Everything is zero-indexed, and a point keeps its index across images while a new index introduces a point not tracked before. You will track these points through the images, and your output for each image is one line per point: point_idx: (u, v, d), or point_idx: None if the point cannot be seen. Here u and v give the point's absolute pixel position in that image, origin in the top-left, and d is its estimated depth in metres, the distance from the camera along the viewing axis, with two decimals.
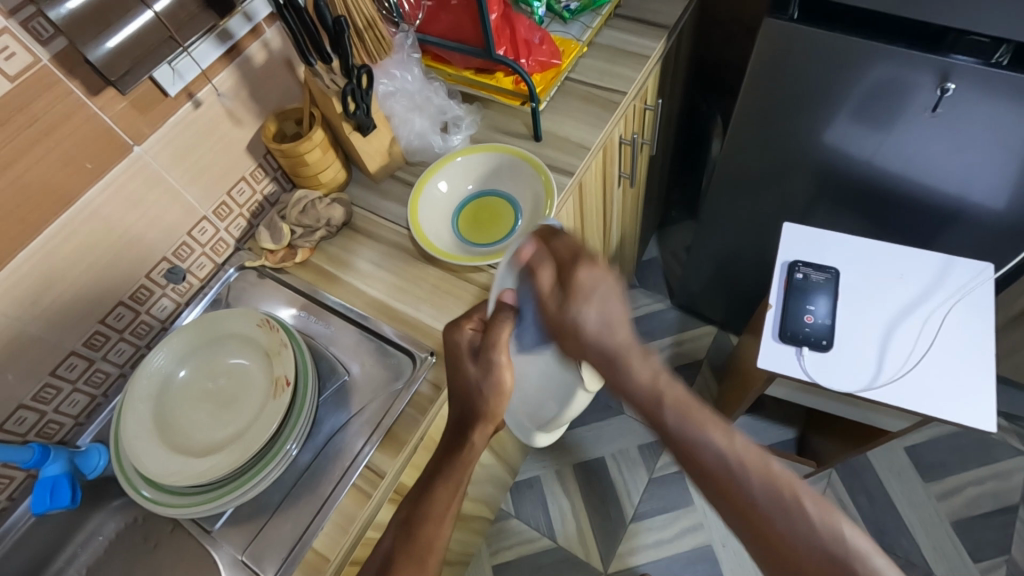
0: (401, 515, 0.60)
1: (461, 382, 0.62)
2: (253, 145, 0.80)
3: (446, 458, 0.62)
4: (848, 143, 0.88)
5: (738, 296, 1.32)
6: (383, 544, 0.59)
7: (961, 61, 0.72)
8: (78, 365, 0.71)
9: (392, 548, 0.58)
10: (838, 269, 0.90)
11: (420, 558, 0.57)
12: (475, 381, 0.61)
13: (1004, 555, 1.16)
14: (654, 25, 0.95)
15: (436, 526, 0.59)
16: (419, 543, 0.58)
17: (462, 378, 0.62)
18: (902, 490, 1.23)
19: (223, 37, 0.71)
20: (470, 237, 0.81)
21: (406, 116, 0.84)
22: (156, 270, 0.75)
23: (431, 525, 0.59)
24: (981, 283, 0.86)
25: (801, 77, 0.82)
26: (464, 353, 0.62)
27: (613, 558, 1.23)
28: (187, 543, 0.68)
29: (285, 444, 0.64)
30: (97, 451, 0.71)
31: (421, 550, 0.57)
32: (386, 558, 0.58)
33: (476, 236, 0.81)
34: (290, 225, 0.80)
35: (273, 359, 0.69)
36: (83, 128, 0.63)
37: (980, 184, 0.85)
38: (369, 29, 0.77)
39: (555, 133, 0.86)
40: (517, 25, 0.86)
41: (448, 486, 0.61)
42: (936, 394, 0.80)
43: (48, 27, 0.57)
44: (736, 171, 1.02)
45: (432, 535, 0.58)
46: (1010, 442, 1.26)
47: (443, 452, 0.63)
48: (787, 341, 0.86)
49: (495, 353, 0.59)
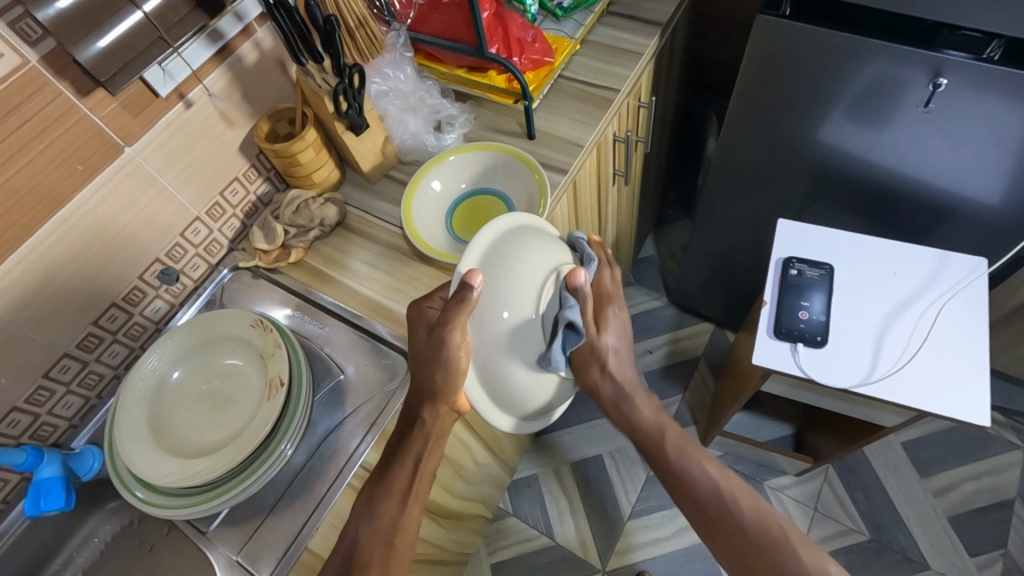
0: (364, 497, 0.63)
1: (424, 362, 0.63)
2: (246, 145, 0.80)
3: (402, 440, 0.65)
4: (841, 139, 0.88)
5: (735, 293, 1.32)
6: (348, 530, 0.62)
7: (952, 57, 0.71)
8: (72, 367, 0.71)
9: (356, 529, 0.61)
10: (833, 265, 0.90)
11: (386, 539, 0.61)
12: (432, 366, 0.62)
13: (1001, 550, 1.16)
14: (648, 22, 0.95)
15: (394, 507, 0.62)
16: (382, 526, 0.61)
17: (422, 359, 0.63)
18: (899, 486, 1.23)
19: (213, 37, 0.71)
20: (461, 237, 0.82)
21: (400, 116, 0.84)
22: (149, 271, 0.75)
23: (393, 507, 0.62)
24: (975, 278, 0.86)
25: (794, 74, 0.82)
26: (421, 330, 0.64)
27: (611, 555, 1.23)
28: (182, 544, 0.68)
29: (279, 445, 0.64)
30: (91, 453, 0.71)
31: (387, 532, 0.61)
32: (351, 546, 0.61)
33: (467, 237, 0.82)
34: (283, 225, 0.80)
35: (268, 359, 0.69)
36: (74, 130, 0.62)
37: (973, 179, 0.85)
38: (360, 28, 0.76)
39: (549, 131, 0.86)
40: (510, 24, 0.86)
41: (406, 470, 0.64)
42: (931, 389, 0.80)
43: (37, 29, 0.56)
44: (731, 168, 1.02)
45: (394, 515, 0.62)
46: (1007, 436, 1.27)
47: (399, 433, 0.66)
48: (781, 338, 0.86)
49: (447, 333, 0.59)
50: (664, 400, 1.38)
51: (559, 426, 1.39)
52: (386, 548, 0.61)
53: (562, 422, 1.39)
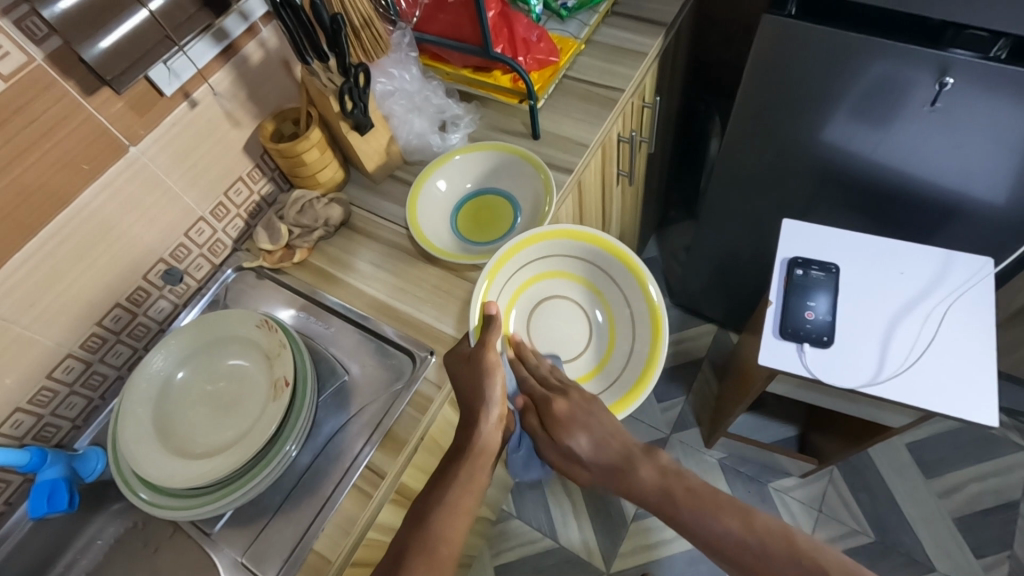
0: (416, 510, 0.61)
1: (462, 386, 0.64)
2: (251, 145, 0.80)
3: (454, 460, 0.64)
4: (847, 139, 0.88)
5: (738, 293, 1.31)
6: (397, 537, 0.59)
7: (959, 56, 0.71)
8: (75, 367, 0.71)
9: (404, 537, 0.59)
10: (839, 266, 0.90)
11: (430, 552, 0.57)
12: (480, 385, 0.63)
13: (1007, 552, 1.15)
14: (652, 23, 0.95)
15: (450, 514, 0.60)
16: (429, 536, 0.58)
17: (464, 375, 0.64)
18: (904, 487, 1.23)
19: (218, 36, 0.71)
20: (531, 408, 0.70)
21: (405, 116, 0.83)
22: (153, 271, 0.75)
23: (444, 512, 0.60)
24: (982, 279, 0.86)
25: (799, 73, 0.82)
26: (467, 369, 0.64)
27: (616, 558, 1.23)
28: (186, 546, 0.67)
29: (284, 446, 0.64)
30: (95, 454, 0.71)
31: (431, 541, 0.58)
32: (399, 551, 0.58)
33: (547, 414, 0.71)
34: (287, 225, 0.80)
35: (272, 359, 0.69)
36: (81, 130, 0.62)
37: (980, 178, 0.84)
38: (365, 28, 0.76)
39: (554, 131, 0.86)
40: (516, 24, 0.86)
41: (459, 488, 0.62)
42: (940, 390, 0.80)
43: (43, 27, 0.56)
44: (736, 169, 1.02)
45: (446, 530, 0.59)
46: (1011, 437, 1.26)
47: (450, 458, 0.65)
48: (788, 338, 0.86)
49: (460, 383, 0.64)
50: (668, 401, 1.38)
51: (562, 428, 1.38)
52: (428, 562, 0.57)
53: None
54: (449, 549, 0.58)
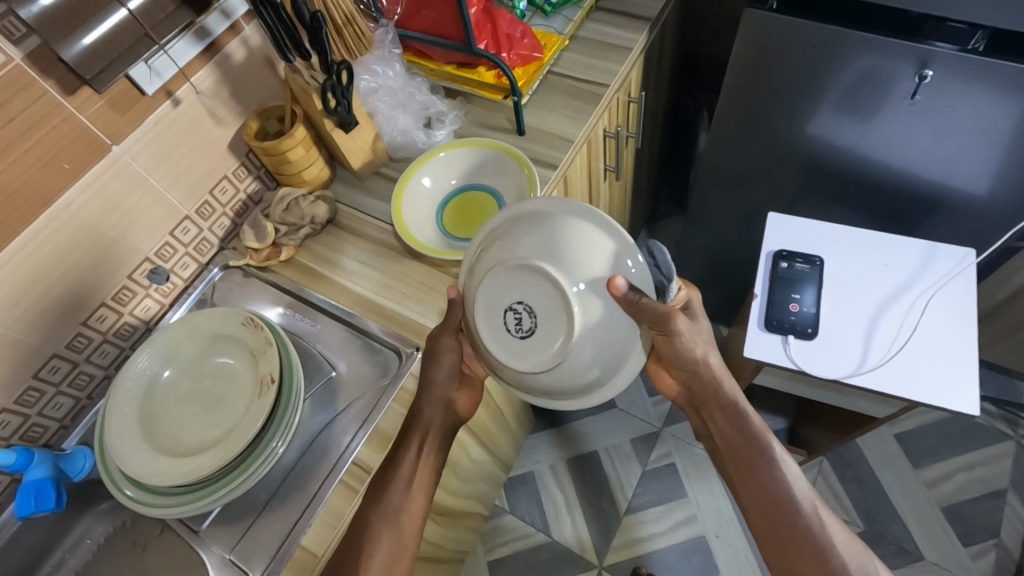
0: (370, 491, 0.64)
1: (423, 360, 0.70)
2: (236, 143, 0.80)
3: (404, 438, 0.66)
4: (830, 132, 0.88)
5: (728, 286, 1.32)
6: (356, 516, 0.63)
7: (938, 49, 0.72)
8: (61, 367, 0.71)
9: (363, 518, 0.63)
10: (824, 258, 0.91)
11: (388, 531, 0.62)
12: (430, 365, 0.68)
13: (994, 539, 1.17)
14: (636, 18, 0.95)
15: (404, 495, 0.64)
16: (387, 515, 0.63)
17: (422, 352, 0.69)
18: (893, 477, 1.24)
19: (200, 34, 0.71)
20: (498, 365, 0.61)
21: (390, 113, 0.84)
22: (138, 270, 0.75)
23: (400, 489, 0.64)
24: (963, 270, 0.87)
25: (782, 67, 0.82)
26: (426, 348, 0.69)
27: (607, 551, 1.23)
28: (173, 542, 0.68)
29: (271, 442, 0.64)
30: (83, 454, 0.71)
31: (390, 519, 0.63)
32: (357, 532, 0.62)
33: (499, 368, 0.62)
34: (274, 223, 0.80)
35: (258, 357, 0.69)
36: (61, 129, 0.62)
37: (962, 169, 0.85)
38: (348, 25, 0.76)
39: (539, 127, 0.86)
40: (498, 19, 0.86)
41: (408, 466, 0.65)
42: (922, 379, 0.81)
43: (21, 26, 0.56)
44: (722, 163, 1.02)
45: (399, 505, 0.63)
46: (998, 426, 1.28)
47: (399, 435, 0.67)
48: (773, 330, 0.86)
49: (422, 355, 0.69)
50: (659, 395, 1.38)
51: (554, 423, 1.39)
52: (390, 543, 0.62)
53: (558, 419, 1.39)
54: (406, 521, 0.64)
